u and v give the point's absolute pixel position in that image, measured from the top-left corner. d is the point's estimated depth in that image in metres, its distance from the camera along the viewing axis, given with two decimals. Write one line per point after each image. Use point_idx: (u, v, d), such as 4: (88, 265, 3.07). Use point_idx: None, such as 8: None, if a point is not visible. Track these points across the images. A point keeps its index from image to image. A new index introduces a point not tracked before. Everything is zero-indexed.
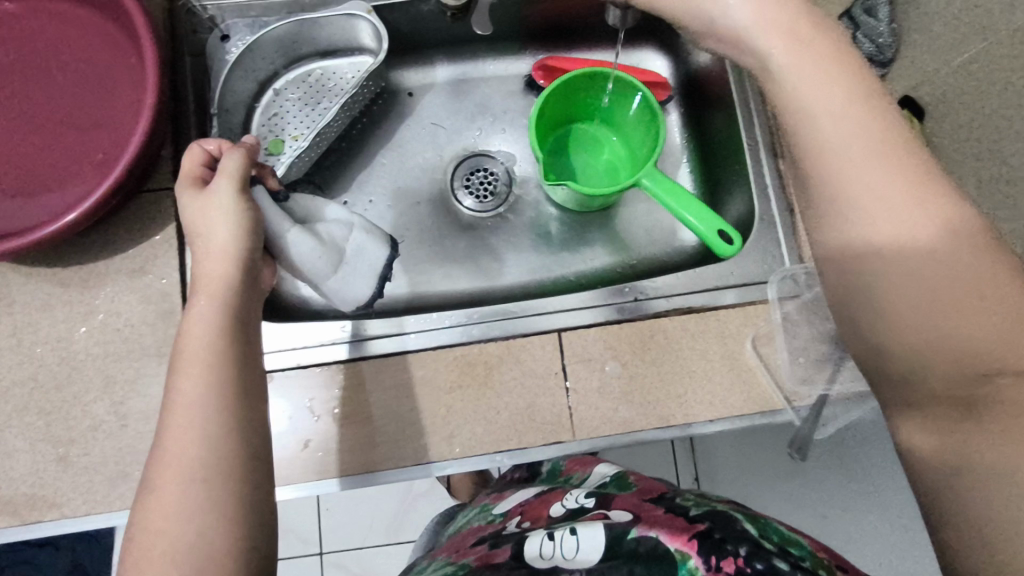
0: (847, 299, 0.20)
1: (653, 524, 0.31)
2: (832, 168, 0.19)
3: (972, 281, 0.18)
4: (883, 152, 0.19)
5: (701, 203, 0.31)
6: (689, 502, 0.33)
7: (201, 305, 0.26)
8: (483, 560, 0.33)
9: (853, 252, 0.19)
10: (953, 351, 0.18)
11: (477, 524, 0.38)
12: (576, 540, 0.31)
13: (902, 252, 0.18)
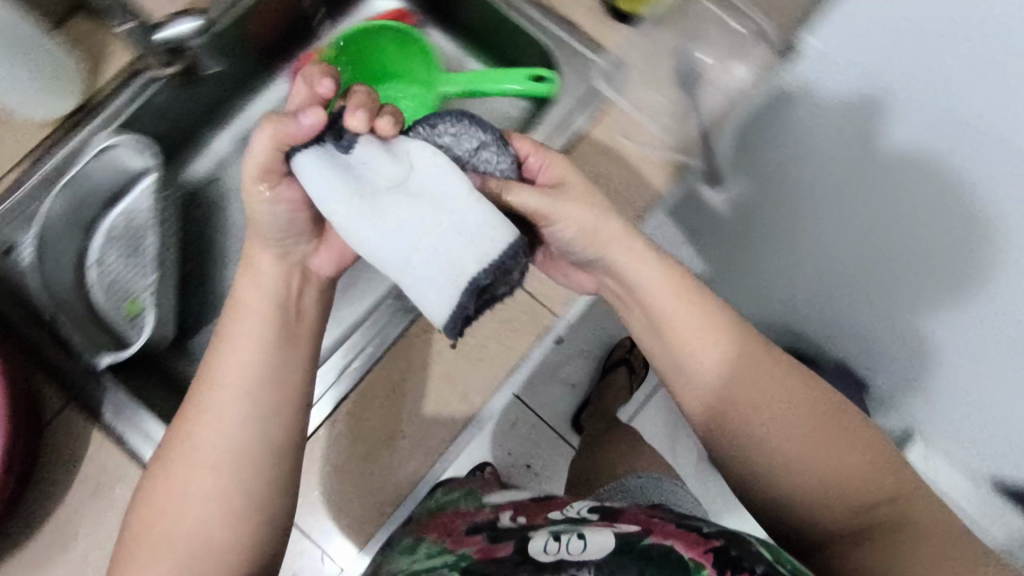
0: (755, 465, 0.39)
1: (665, 534, 0.33)
2: (692, 341, 0.40)
3: (837, 459, 0.38)
4: (767, 383, 0.39)
5: (510, 77, 0.61)
6: (701, 520, 0.35)
7: (239, 412, 0.38)
8: (484, 553, 0.37)
9: (751, 441, 0.39)
10: (825, 473, 0.37)
11: (467, 512, 0.45)
12: (583, 542, 0.34)
13: (774, 436, 0.38)
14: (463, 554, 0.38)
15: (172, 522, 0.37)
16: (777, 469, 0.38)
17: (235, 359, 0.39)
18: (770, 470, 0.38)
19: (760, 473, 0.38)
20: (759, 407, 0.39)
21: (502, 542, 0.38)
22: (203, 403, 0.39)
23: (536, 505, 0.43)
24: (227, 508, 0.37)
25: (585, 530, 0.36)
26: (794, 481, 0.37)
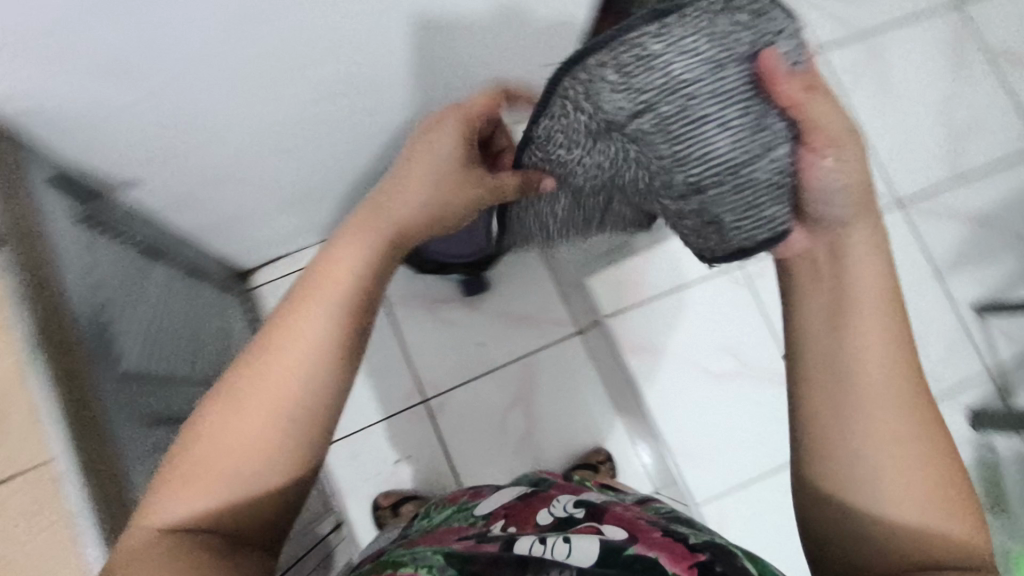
0: (833, 467, 0.36)
1: (650, 546, 0.35)
2: (852, 307, 0.36)
3: (939, 503, 0.34)
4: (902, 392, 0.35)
5: None
6: (688, 533, 0.37)
7: (305, 361, 0.36)
8: (471, 549, 0.38)
9: (845, 444, 0.36)
10: (906, 526, 0.34)
11: (459, 522, 0.45)
12: (568, 547, 0.36)
13: (876, 451, 0.35)
14: (448, 547, 0.38)
15: (231, 460, 0.35)
16: (872, 466, 0.35)
17: (340, 313, 0.37)
18: (856, 452, 0.35)
19: (856, 462, 0.35)
20: (867, 411, 0.35)
21: (487, 542, 0.39)
22: (285, 346, 0.36)
23: (523, 507, 0.44)
24: (259, 469, 0.35)
25: (570, 534, 0.38)
26: (866, 480, 0.35)
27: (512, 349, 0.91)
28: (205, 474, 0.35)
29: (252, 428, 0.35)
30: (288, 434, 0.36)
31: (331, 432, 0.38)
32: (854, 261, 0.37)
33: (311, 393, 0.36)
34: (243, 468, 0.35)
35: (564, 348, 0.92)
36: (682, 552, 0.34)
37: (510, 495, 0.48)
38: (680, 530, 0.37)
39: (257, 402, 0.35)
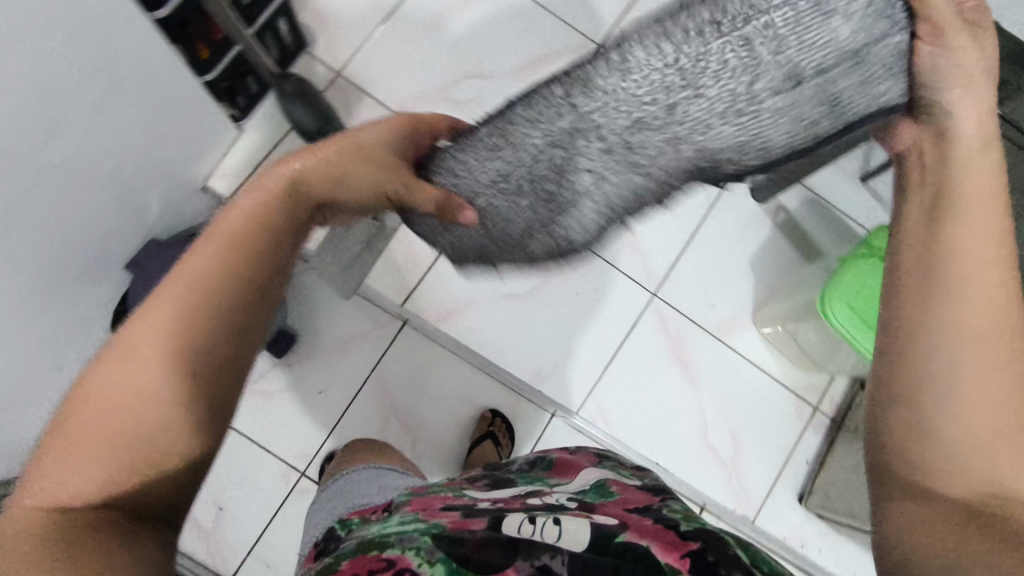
0: (913, 357, 0.37)
1: (640, 533, 0.35)
2: (958, 191, 0.38)
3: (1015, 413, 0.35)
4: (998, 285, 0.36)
5: None
6: (679, 518, 0.37)
7: (183, 314, 0.37)
8: (458, 524, 0.38)
9: (933, 332, 0.37)
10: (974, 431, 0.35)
11: (448, 497, 0.46)
12: (559, 531, 0.36)
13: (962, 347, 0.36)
14: (436, 523, 0.39)
15: (110, 414, 0.35)
16: (949, 366, 0.36)
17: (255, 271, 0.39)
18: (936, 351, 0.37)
19: (940, 359, 0.36)
20: (961, 302, 0.36)
21: (475, 517, 0.39)
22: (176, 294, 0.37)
23: (516, 492, 0.45)
24: (143, 424, 0.35)
25: (560, 516, 0.38)
26: (942, 381, 0.36)
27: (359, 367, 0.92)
28: (88, 439, 0.35)
29: (141, 389, 0.35)
30: (171, 383, 0.36)
31: (209, 387, 0.37)
32: (971, 165, 0.38)
33: (209, 347, 0.37)
34: (140, 415, 0.35)
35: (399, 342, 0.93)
36: (672, 541, 0.34)
37: (501, 485, 0.49)
38: (671, 516, 0.37)
39: (141, 352, 0.36)
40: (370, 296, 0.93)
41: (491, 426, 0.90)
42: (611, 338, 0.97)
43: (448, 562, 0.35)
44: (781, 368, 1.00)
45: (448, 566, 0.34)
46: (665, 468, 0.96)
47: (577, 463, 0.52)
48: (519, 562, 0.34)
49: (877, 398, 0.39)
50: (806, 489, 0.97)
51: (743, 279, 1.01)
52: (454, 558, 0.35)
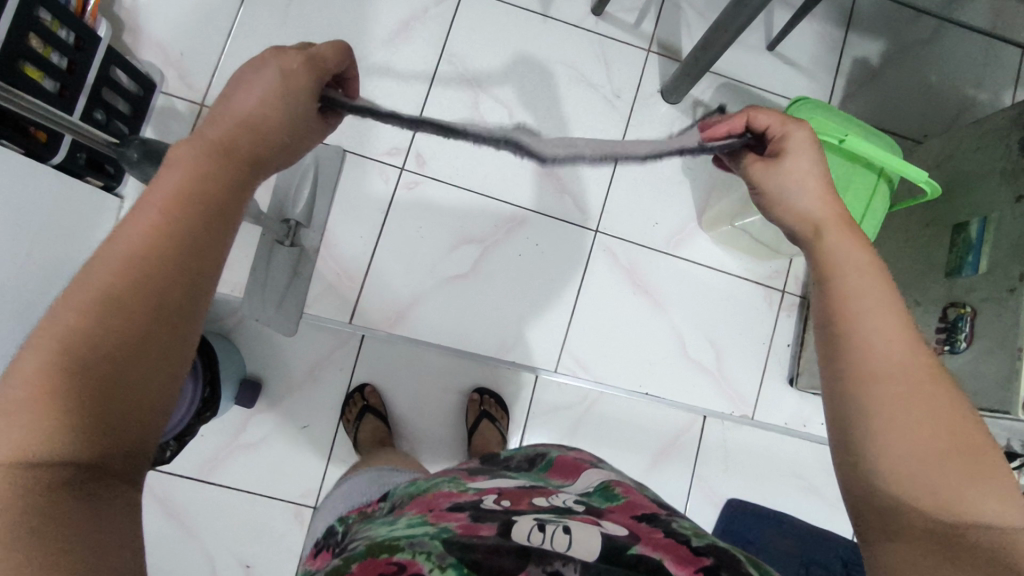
0: (855, 394, 0.48)
1: (652, 545, 0.38)
2: (852, 278, 0.52)
3: (951, 432, 0.44)
4: (904, 332, 0.49)
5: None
6: (691, 534, 0.40)
7: (130, 252, 0.39)
8: (468, 530, 0.39)
9: (863, 369, 0.48)
10: (923, 444, 0.44)
11: (451, 491, 0.48)
12: (570, 541, 0.38)
13: (889, 374, 0.47)
14: (444, 527, 0.40)
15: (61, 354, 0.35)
16: (877, 399, 0.46)
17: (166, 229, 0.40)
18: (873, 409, 0.46)
19: (877, 396, 0.46)
20: (879, 346, 0.48)
21: (483, 523, 0.40)
22: (125, 238, 0.39)
23: (523, 489, 0.47)
24: (98, 369, 0.36)
25: (570, 525, 0.40)
26: (883, 417, 0.46)
27: (340, 366, 1.14)
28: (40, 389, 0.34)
29: (64, 356, 0.35)
30: (126, 321, 0.37)
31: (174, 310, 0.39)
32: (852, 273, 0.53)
33: (164, 286, 0.39)
34: (94, 368, 0.35)
35: (373, 340, 1.15)
36: (687, 557, 0.37)
37: (504, 480, 0.51)
38: (681, 531, 0.41)
39: (83, 292, 0.37)
40: (317, 321, 1.12)
41: (482, 407, 1.13)
42: (572, 289, 1.20)
43: (459, 567, 0.36)
44: (738, 268, 1.26)
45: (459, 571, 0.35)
46: (653, 390, 1.21)
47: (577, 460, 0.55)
48: (532, 568, 0.35)
49: (842, 440, 0.48)
50: (795, 374, 1.24)
51: (682, 185, 1.25)
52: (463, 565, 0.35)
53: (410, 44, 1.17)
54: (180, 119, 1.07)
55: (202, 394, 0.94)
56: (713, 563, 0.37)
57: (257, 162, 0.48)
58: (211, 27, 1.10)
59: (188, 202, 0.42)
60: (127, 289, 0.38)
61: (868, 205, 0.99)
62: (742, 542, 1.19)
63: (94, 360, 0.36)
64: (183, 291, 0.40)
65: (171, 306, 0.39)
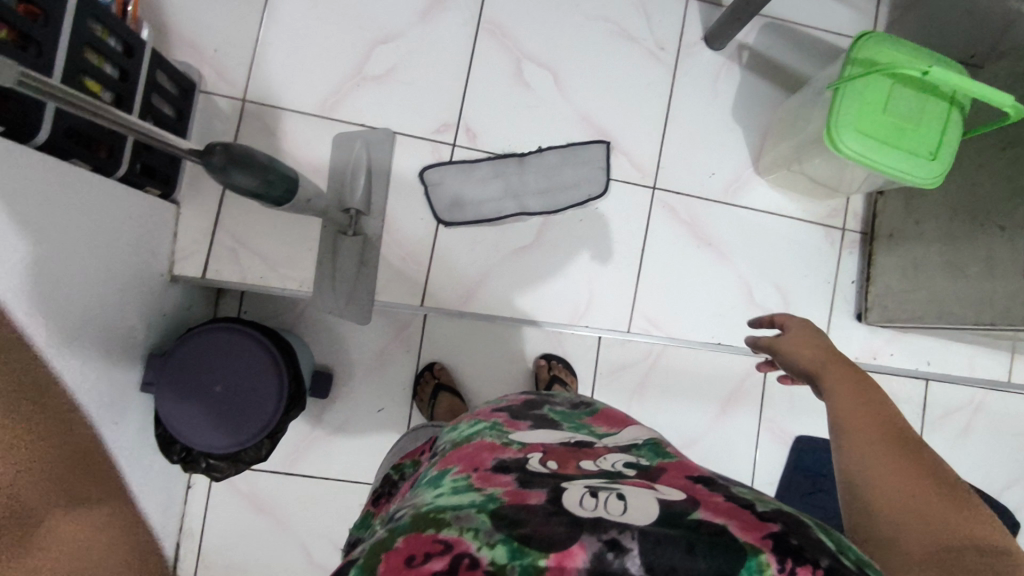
0: (845, 483, 0.51)
1: (706, 507, 0.44)
2: (826, 384, 0.62)
3: (927, 514, 0.46)
4: (868, 418, 0.55)
5: None
6: (751, 500, 0.46)
7: None
8: (518, 497, 0.46)
9: (845, 465, 0.52)
10: (910, 525, 0.46)
11: (494, 442, 0.55)
12: (624, 507, 0.44)
13: (860, 463, 0.51)
14: (492, 495, 0.46)
15: None
16: (867, 496, 0.49)
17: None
18: (875, 498, 0.49)
19: (858, 485, 0.50)
20: (845, 435, 0.54)
21: (531, 489, 0.47)
22: None
23: (567, 450, 0.54)
24: None
25: (623, 490, 0.47)
26: (876, 509, 0.48)
27: (406, 345, 1.16)
28: None
29: None
30: None
31: None
32: (860, 408, 0.57)
33: None
34: None
35: (441, 318, 1.17)
36: (752, 522, 0.43)
37: (547, 432, 0.58)
38: (742, 496, 0.46)
39: None
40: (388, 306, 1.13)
41: (551, 371, 1.14)
42: (635, 248, 1.18)
43: (507, 541, 0.41)
44: (799, 211, 1.21)
45: (509, 544, 0.41)
46: (726, 342, 1.19)
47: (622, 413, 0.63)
48: (587, 541, 0.41)
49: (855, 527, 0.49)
50: (864, 310, 1.20)
51: (734, 128, 1.20)
52: (514, 536, 0.41)
53: (445, 14, 1.16)
54: (224, 116, 1.11)
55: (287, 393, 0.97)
56: (780, 529, 0.42)
57: None
58: (244, 22, 1.12)
59: None
60: None
61: (945, 132, 0.92)
62: (815, 476, 1.22)
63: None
64: None
65: None
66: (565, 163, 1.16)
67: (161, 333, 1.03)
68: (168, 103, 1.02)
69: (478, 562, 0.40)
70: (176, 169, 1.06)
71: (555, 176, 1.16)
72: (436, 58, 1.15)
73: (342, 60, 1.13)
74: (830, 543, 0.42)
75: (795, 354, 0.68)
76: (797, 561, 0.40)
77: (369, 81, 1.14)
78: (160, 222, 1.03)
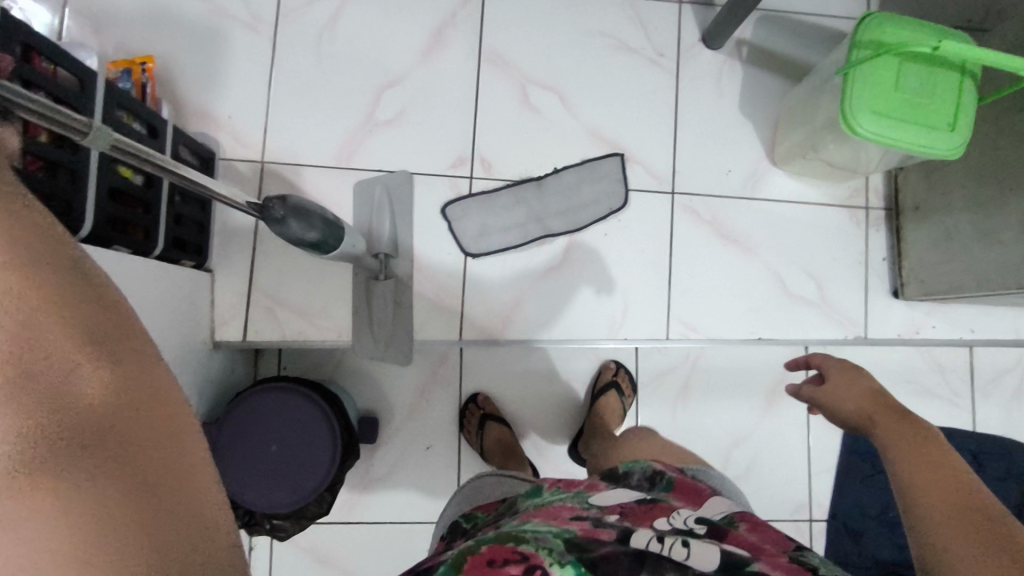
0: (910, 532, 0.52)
1: (768, 564, 0.46)
2: (881, 429, 0.63)
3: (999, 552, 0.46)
4: (919, 459, 0.57)
5: None
6: (823, 573, 0.47)
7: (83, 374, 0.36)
8: (589, 533, 0.48)
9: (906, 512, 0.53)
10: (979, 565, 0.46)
11: (573, 504, 0.56)
12: (687, 553, 0.46)
13: (921, 508, 0.52)
14: (566, 530, 0.49)
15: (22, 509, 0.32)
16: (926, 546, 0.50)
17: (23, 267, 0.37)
18: (937, 550, 0.49)
19: (921, 539, 0.51)
20: (904, 479, 0.56)
21: (603, 528, 0.49)
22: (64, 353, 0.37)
23: (642, 510, 0.55)
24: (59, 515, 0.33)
25: (688, 540, 0.49)
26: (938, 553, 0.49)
27: (447, 380, 1.18)
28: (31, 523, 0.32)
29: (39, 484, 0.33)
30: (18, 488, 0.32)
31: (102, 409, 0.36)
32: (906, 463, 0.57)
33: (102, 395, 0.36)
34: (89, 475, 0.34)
35: (478, 351, 1.19)
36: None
37: (624, 492, 0.59)
38: (805, 559, 0.48)
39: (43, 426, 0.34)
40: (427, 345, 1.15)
41: (614, 377, 1.16)
42: (662, 253, 1.18)
43: (577, 566, 0.44)
44: (820, 195, 1.20)
45: (576, 569, 0.44)
46: (766, 335, 1.19)
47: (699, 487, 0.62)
48: None
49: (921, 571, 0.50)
50: (900, 285, 1.18)
51: (744, 123, 1.19)
52: (583, 563, 0.44)
53: (445, 52, 1.18)
54: (246, 179, 1.14)
55: (341, 444, 1.00)
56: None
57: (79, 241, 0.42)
58: (255, 87, 1.16)
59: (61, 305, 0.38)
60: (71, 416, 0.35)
61: (960, 101, 0.91)
62: (872, 459, 1.21)
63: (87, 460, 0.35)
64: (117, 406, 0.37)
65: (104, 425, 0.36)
66: (580, 181, 1.17)
67: (209, 400, 1.07)
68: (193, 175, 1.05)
69: None
70: (206, 238, 1.11)
71: (571, 195, 1.17)
72: (442, 96, 1.17)
73: (352, 110, 1.16)
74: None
75: (839, 404, 0.69)
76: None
77: (379, 128, 1.16)
78: (198, 290, 1.07)
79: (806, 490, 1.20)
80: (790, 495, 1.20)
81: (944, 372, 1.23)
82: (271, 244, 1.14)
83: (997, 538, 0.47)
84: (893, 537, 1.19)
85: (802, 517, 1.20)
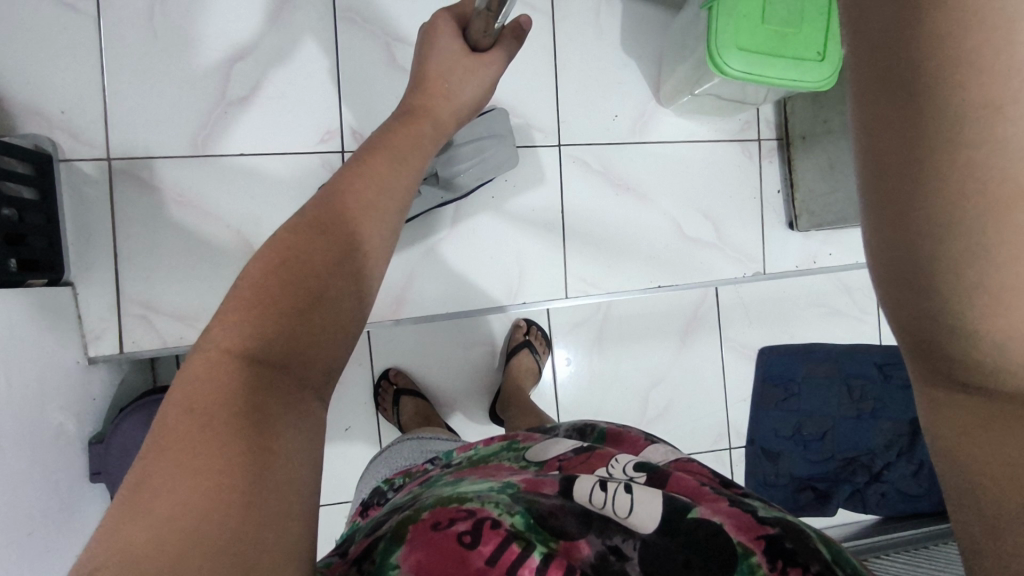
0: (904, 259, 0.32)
1: (714, 511, 0.48)
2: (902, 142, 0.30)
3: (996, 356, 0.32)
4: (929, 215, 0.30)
5: None
6: (760, 508, 0.49)
7: (289, 228, 0.46)
8: (532, 486, 0.52)
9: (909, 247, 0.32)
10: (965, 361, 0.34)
11: (511, 464, 0.60)
12: (631, 504, 0.49)
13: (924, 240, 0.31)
14: (509, 484, 0.52)
15: (245, 367, 0.39)
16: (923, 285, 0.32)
17: (399, 168, 0.52)
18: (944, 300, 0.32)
19: (905, 271, 0.33)
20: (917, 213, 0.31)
21: (547, 482, 0.52)
22: (270, 250, 0.45)
23: (580, 460, 0.56)
24: (241, 413, 0.37)
25: (633, 489, 0.51)
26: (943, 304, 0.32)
27: (359, 364, 1.12)
28: (227, 390, 0.38)
29: (277, 374, 0.40)
30: (255, 368, 0.39)
31: (333, 323, 0.43)
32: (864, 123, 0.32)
33: (305, 301, 0.42)
34: (289, 373, 0.41)
35: (383, 329, 1.13)
36: (752, 523, 0.47)
37: (555, 441, 0.63)
38: (748, 503, 0.50)
39: (267, 298, 0.42)
40: None
41: (526, 336, 1.15)
42: (559, 208, 1.16)
43: (525, 515, 0.46)
44: (710, 132, 1.20)
45: (526, 518, 0.46)
46: (664, 281, 1.20)
47: (630, 437, 0.65)
48: (593, 542, 0.46)
49: (899, 298, 0.34)
50: (794, 218, 1.21)
51: (629, 65, 1.17)
52: (532, 514, 0.47)
53: (297, 11, 1.08)
54: (94, 181, 1.03)
55: None
56: (778, 532, 0.46)
57: (363, 162, 0.52)
58: (86, 72, 1.02)
59: (310, 222, 0.46)
60: (287, 299, 0.42)
61: (828, 29, 0.92)
62: (784, 382, 1.26)
63: (301, 325, 0.42)
64: (321, 320, 0.43)
65: (311, 336, 0.42)
66: (486, 141, 1.06)
67: (77, 427, 0.97)
68: (26, 184, 0.92)
69: (500, 522, 0.44)
70: (59, 253, 0.99)
71: (481, 162, 1.06)
72: (309, 64, 1.09)
73: (200, 89, 1.05)
74: (825, 548, 0.44)
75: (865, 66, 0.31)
76: (789, 562, 0.43)
77: (237, 105, 1.06)
78: (56, 311, 0.96)
79: (725, 420, 1.25)
80: (711, 429, 1.25)
81: (849, 292, 1.29)
82: (134, 247, 1.04)
83: (915, 256, 0.32)
84: (808, 454, 1.24)
85: (724, 447, 1.25)
